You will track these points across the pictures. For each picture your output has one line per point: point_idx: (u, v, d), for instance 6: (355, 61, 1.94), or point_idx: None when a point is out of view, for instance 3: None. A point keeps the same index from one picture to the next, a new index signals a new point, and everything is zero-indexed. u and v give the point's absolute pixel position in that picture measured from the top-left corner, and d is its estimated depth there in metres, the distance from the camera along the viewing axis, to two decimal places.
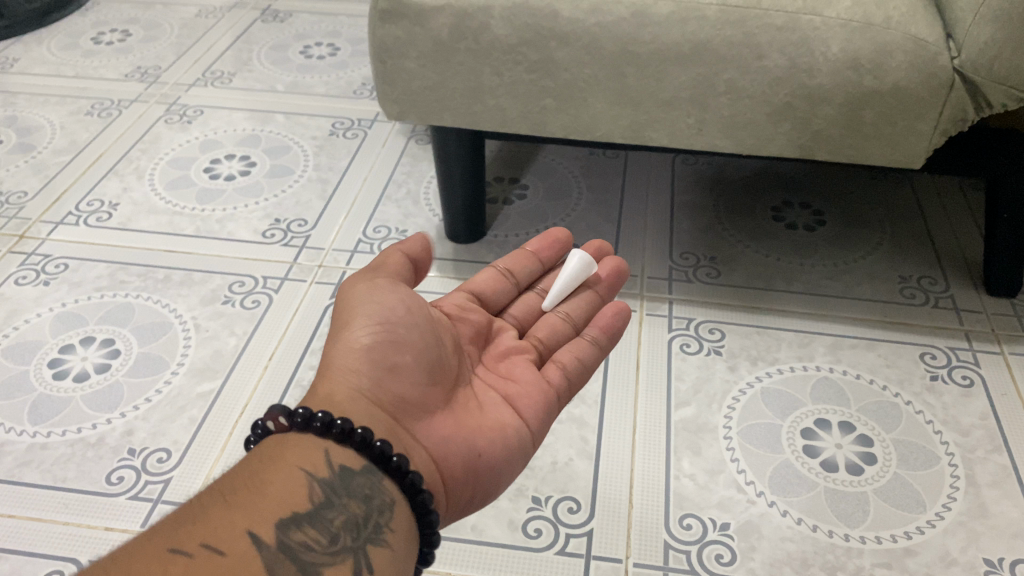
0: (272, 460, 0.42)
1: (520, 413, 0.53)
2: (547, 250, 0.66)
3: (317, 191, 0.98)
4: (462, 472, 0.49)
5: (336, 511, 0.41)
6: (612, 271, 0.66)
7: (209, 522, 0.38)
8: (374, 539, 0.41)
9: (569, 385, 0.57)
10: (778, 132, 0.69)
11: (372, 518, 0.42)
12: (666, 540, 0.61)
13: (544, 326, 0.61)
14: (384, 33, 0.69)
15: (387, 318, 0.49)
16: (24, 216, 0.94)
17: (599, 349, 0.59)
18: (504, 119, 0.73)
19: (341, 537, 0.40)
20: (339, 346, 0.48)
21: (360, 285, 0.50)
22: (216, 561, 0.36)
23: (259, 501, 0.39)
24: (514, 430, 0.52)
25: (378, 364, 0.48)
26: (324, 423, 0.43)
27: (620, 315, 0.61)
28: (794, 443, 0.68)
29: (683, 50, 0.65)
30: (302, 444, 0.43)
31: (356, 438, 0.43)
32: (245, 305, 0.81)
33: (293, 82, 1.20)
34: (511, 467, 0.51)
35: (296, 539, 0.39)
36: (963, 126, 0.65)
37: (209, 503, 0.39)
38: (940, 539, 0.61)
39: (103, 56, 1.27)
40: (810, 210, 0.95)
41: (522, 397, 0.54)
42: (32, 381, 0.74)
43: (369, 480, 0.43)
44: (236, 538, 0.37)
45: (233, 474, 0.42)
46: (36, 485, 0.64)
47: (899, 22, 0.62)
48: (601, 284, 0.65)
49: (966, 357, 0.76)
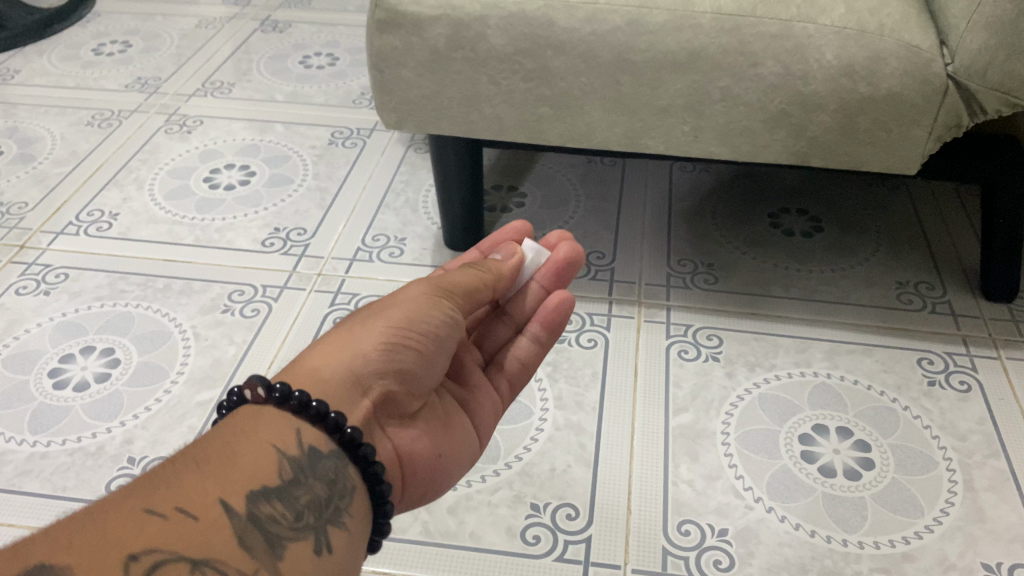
0: (245, 432, 0.42)
1: (477, 419, 0.56)
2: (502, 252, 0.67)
3: (316, 200, 0.98)
4: (421, 469, 0.50)
5: (303, 490, 0.41)
6: (566, 255, 0.63)
7: (184, 485, 0.38)
8: (334, 522, 0.42)
9: (514, 387, 0.60)
10: (773, 139, 0.69)
11: (333, 501, 0.43)
12: (664, 546, 0.61)
13: (491, 330, 0.61)
14: (382, 42, 0.69)
15: (420, 327, 0.50)
16: (25, 226, 0.94)
17: (539, 345, 0.60)
18: (501, 127, 0.74)
19: (304, 516, 0.41)
20: (364, 332, 0.49)
21: (421, 287, 0.52)
22: (189, 525, 0.36)
23: (231, 470, 0.40)
24: (470, 436, 0.55)
25: (390, 363, 0.48)
26: (300, 402, 0.44)
27: (562, 307, 0.60)
28: (792, 449, 0.68)
29: (678, 57, 0.65)
30: (275, 418, 0.44)
31: (330, 421, 0.44)
32: (244, 313, 0.82)
33: (292, 91, 1.20)
34: (460, 468, 0.54)
35: (264, 511, 0.39)
36: (958, 132, 0.66)
37: (183, 465, 0.39)
38: (938, 544, 0.61)
39: (103, 67, 1.27)
40: (806, 216, 0.96)
41: (480, 403, 0.56)
42: (32, 391, 0.74)
43: (335, 465, 0.44)
44: (209, 505, 0.38)
45: (206, 442, 0.42)
46: (35, 494, 0.65)
47: (892, 29, 0.63)
48: (543, 275, 0.62)
49: (964, 362, 0.76)
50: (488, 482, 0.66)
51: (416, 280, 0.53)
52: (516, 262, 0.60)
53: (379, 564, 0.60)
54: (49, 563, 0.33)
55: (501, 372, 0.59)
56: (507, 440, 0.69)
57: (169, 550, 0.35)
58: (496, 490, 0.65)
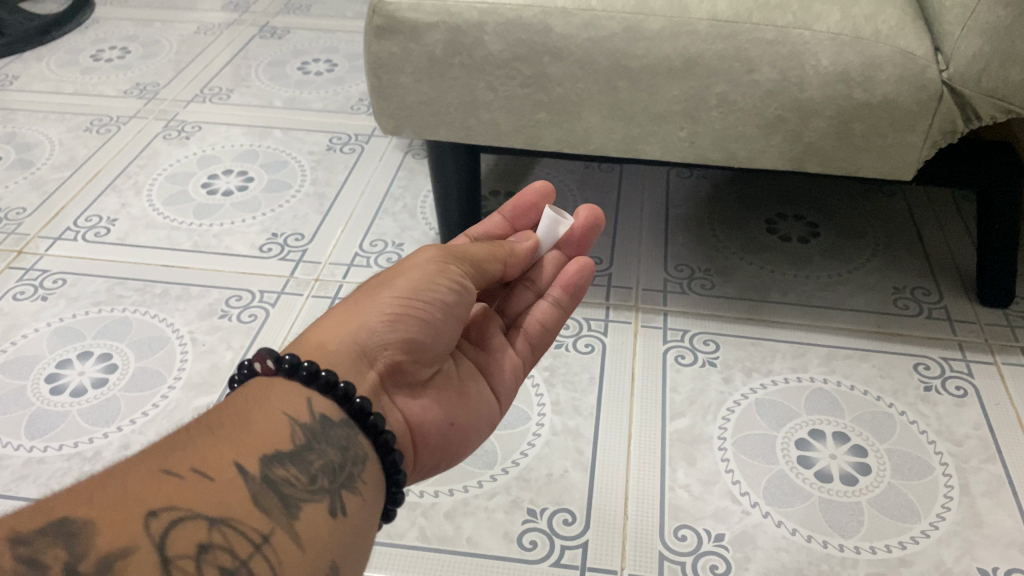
0: (255, 402, 0.43)
1: (493, 386, 0.56)
2: (522, 218, 0.67)
3: (314, 205, 0.99)
4: (433, 437, 0.51)
5: (316, 455, 0.42)
6: (584, 226, 0.64)
7: (199, 449, 0.38)
8: (349, 486, 0.42)
9: (534, 350, 0.60)
10: (769, 144, 0.70)
11: (347, 466, 0.43)
12: (661, 551, 0.61)
13: (514, 295, 0.63)
14: (379, 49, 0.70)
15: (427, 295, 0.50)
16: (23, 232, 0.94)
17: (562, 311, 0.61)
18: (498, 133, 0.74)
19: (319, 479, 0.41)
20: (371, 304, 0.49)
21: (427, 256, 0.52)
22: (205, 485, 0.36)
23: (244, 436, 0.40)
24: (486, 403, 0.55)
25: (397, 333, 0.48)
26: (310, 372, 0.44)
27: (583, 269, 0.61)
28: (789, 454, 0.68)
29: (675, 63, 0.66)
30: (285, 388, 0.44)
31: (339, 391, 0.44)
32: (242, 318, 0.82)
33: (291, 97, 1.21)
34: (476, 435, 0.54)
35: (278, 474, 0.39)
36: (953, 138, 0.66)
37: (196, 432, 0.40)
38: (935, 549, 0.61)
39: (102, 74, 1.28)
40: (803, 221, 0.96)
41: (496, 370, 0.56)
42: (30, 396, 0.74)
43: (347, 432, 0.44)
44: (224, 468, 0.38)
45: (218, 411, 0.42)
46: (32, 499, 0.65)
47: (887, 36, 0.63)
48: (565, 244, 0.65)
49: (959, 367, 0.76)
50: (485, 487, 0.66)
51: (424, 248, 0.54)
52: (531, 246, 0.61)
53: (376, 570, 0.60)
54: (71, 517, 0.32)
55: (520, 338, 0.59)
56: (504, 445, 0.69)
57: (187, 508, 0.35)
58: (494, 495, 0.65)
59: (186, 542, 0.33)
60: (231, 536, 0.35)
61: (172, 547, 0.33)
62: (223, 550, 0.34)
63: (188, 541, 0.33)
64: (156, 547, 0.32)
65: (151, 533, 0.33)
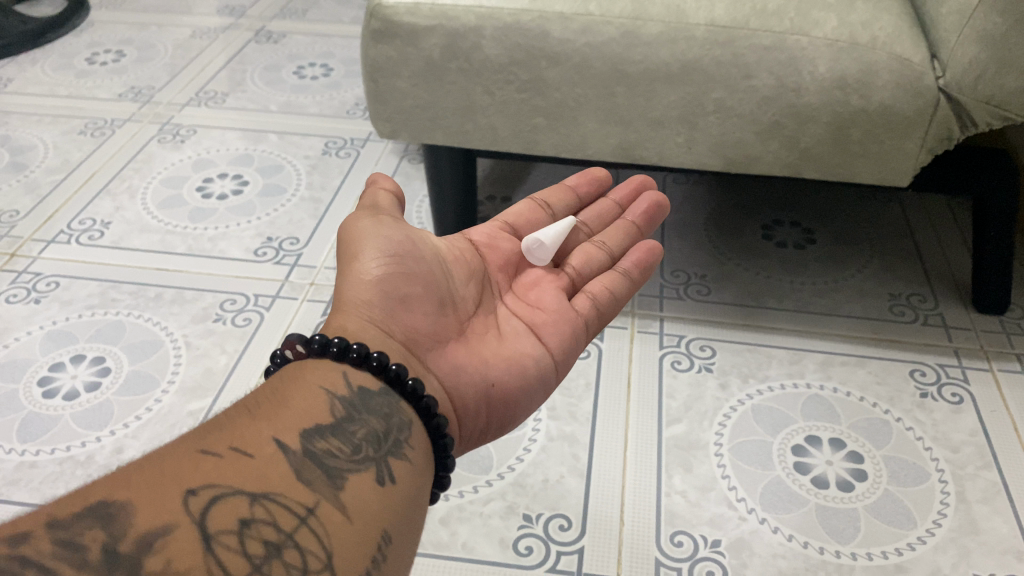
0: (292, 380, 0.43)
1: (544, 343, 0.54)
2: (586, 186, 0.69)
3: (310, 210, 0.98)
4: (474, 401, 0.50)
5: (358, 426, 0.41)
6: (649, 205, 0.67)
7: (236, 429, 0.38)
8: (394, 453, 0.41)
9: (599, 314, 0.58)
10: (766, 150, 0.70)
11: (391, 434, 0.42)
12: (657, 557, 0.61)
13: (581, 253, 0.62)
14: (377, 52, 0.69)
15: (396, 251, 0.50)
16: (15, 235, 0.94)
17: (631, 282, 0.60)
18: (496, 137, 0.74)
19: (363, 448, 0.40)
20: (351, 277, 0.49)
21: (365, 220, 0.51)
22: (244, 462, 0.36)
23: (282, 413, 0.39)
24: (537, 360, 0.53)
25: (390, 295, 0.48)
26: (340, 348, 0.44)
27: (652, 252, 0.62)
28: (785, 461, 0.68)
29: (672, 69, 0.66)
30: (319, 367, 0.44)
31: (373, 362, 0.44)
32: (236, 322, 0.81)
33: (287, 101, 1.21)
34: (529, 394, 0.52)
35: (321, 447, 0.39)
36: (949, 145, 0.66)
37: (233, 413, 0.39)
38: (931, 556, 0.61)
39: (97, 76, 1.27)
40: (799, 228, 0.96)
41: (548, 326, 0.55)
42: (21, 400, 0.73)
43: (388, 401, 0.44)
44: (263, 444, 0.37)
45: (253, 394, 0.42)
46: (24, 503, 0.64)
47: (885, 42, 0.63)
48: (637, 215, 0.67)
49: (955, 373, 0.77)
50: (481, 493, 0.65)
51: (357, 214, 0.53)
52: (391, 185, 0.56)
53: None
54: (107, 499, 0.31)
55: (584, 299, 0.58)
56: (500, 452, 0.69)
57: (226, 484, 0.34)
58: (490, 501, 0.65)
59: (226, 518, 0.33)
60: (274, 510, 0.34)
61: (213, 523, 0.32)
62: (266, 525, 0.33)
63: (228, 517, 0.33)
64: (196, 525, 0.32)
65: (191, 511, 0.32)
